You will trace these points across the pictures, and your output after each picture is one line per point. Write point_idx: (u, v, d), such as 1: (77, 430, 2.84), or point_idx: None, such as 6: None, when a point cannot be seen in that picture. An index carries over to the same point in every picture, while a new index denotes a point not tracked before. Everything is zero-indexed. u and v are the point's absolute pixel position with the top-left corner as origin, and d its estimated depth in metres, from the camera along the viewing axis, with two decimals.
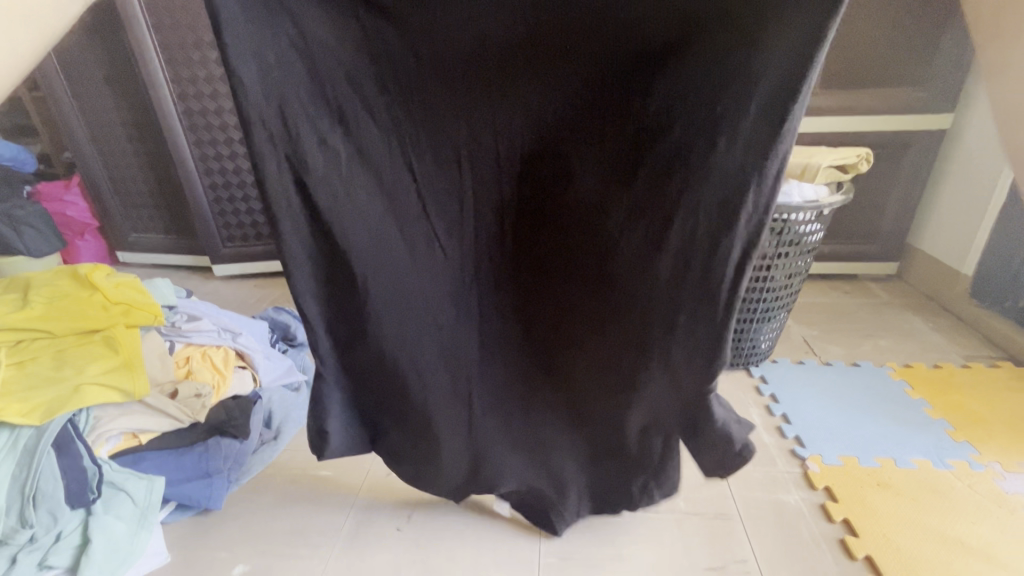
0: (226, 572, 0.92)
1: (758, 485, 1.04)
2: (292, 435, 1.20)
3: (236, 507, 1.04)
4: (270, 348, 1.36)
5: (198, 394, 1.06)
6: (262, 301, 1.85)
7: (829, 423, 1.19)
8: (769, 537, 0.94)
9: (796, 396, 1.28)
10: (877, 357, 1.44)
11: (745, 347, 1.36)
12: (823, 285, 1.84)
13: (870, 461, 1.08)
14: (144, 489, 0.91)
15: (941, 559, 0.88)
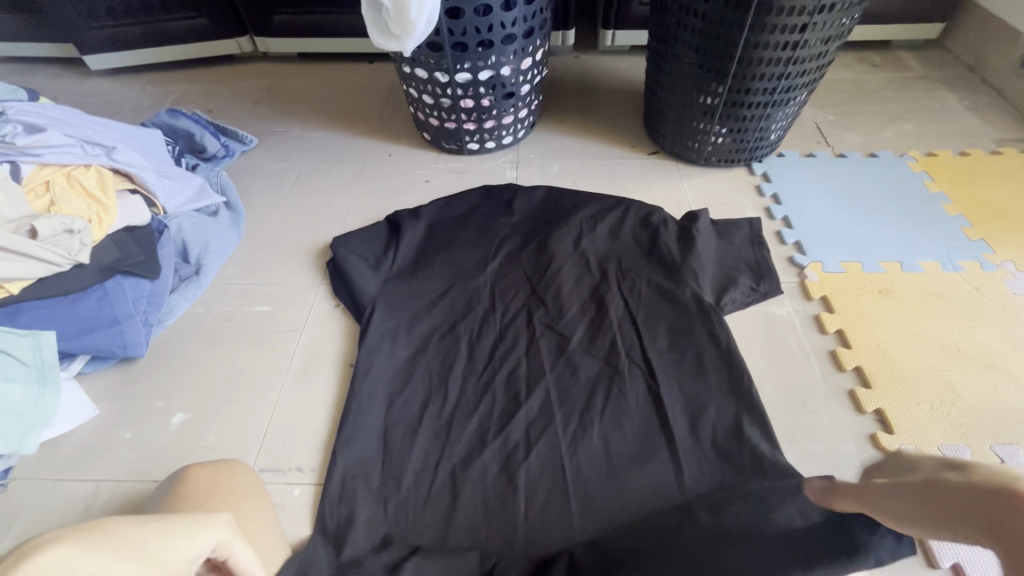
0: (162, 420, 0.83)
1: (749, 298, 0.94)
2: (217, 268, 1.02)
3: (163, 353, 0.91)
4: (168, 163, 1.09)
5: (69, 232, 0.83)
6: (158, 102, 1.47)
7: (834, 224, 1.05)
8: (756, 353, 0.86)
9: (804, 196, 1.11)
10: (898, 145, 1.24)
11: (751, 140, 1.13)
12: (848, 59, 1.52)
13: (874, 267, 0.97)
14: (31, 346, 0.77)
15: (931, 366, 0.83)
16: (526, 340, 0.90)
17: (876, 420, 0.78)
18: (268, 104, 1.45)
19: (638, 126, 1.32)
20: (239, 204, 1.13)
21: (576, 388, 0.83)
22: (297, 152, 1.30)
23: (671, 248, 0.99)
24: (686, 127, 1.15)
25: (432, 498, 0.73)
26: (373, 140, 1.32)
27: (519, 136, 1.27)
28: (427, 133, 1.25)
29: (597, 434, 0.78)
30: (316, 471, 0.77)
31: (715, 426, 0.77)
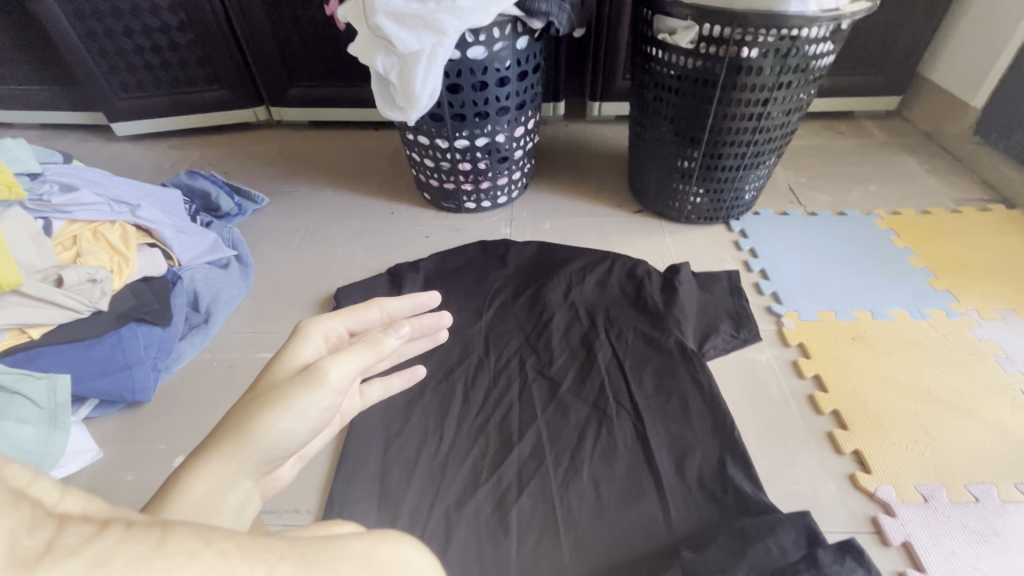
0: (165, 463, 0.85)
1: (731, 345, 0.99)
2: (224, 317, 1.08)
3: (170, 398, 0.94)
4: (185, 220, 1.17)
5: (92, 280, 0.90)
6: (178, 165, 1.58)
7: (807, 276, 1.12)
8: (737, 397, 0.91)
9: (778, 250, 1.19)
10: (865, 204, 1.34)
11: (728, 199, 1.23)
12: (815, 128, 1.66)
13: (847, 315, 1.03)
14: (44, 389, 0.81)
15: (905, 409, 0.87)
16: (518, 384, 0.94)
17: (855, 460, 0.81)
18: (280, 166, 1.56)
19: (623, 187, 1.42)
20: (249, 257, 1.20)
21: (569, 429, 0.87)
22: (306, 210, 1.39)
23: (655, 297, 1.06)
24: (667, 187, 1.24)
25: (427, 540, 0.74)
26: (377, 199, 1.41)
27: (513, 195, 1.36)
28: (427, 193, 1.35)
29: (587, 474, 0.81)
30: (312, 513, 0.79)
31: (700, 467, 0.80)
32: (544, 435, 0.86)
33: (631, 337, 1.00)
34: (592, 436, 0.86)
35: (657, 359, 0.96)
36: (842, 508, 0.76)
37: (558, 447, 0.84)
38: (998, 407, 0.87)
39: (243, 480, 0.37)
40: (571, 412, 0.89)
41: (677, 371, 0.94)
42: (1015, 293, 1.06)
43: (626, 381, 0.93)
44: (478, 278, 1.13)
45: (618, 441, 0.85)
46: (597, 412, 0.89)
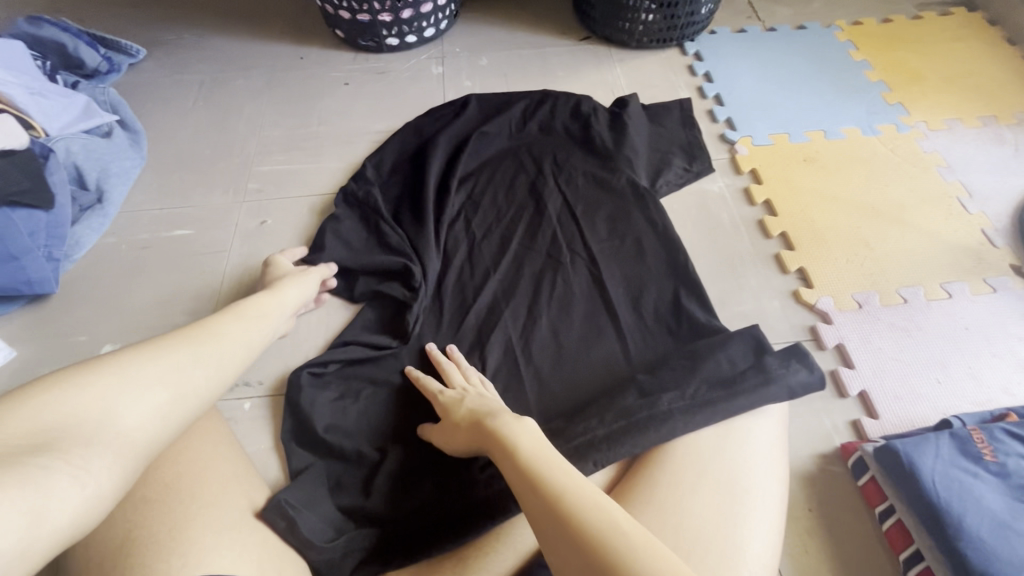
0: (93, 354, 0.79)
1: (684, 177, 0.95)
2: (122, 194, 0.94)
3: (80, 286, 0.85)
4: (39, 79, 0.96)
5: None
6: (16, 12, 1.25)
7: (763, 100, 1.05)
8: (690, 230, 0.89)
9: (734, 73, 1.10)
10: (826, 15, 1.23)
11: (682, 14, 1.10)
12: None
13: (800, 138, 0.99)
14: None
15: (849, 226, 0.88)
16: (466, 245, 0.88)
17: (799, 277, 0.84)
18: (150, 8, 1.27)
19: (567, 10, 1.24)
20: (136, 122, 1.01)
21: (525, 283, 0.84)
22: (195, 62, 1.16)
23: (604, 136, 0.97)
24: (616, 5, 1.10)
25: (392, 402, 0.73)
26: (280, 42, 1.19)
27: (442, 28, 1.17)
28: (339, 30, 1.14)
29: (545, 323, 0.80)
30: (266, 384, 0.77)
31: (656, 302, 0.80)
32: (500, 292, 0.83)
33: (581, 182, 0.93)
34: (548, 287, 0.83)
35: (609, 201, 0.91)
36: (784, 323, 0.79)
37: (512, 302, 0.82)
38: (933, 216, 0.89)
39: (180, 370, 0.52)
40: (525, 266, 0.86)
41: (630, 212, 0.89)
42: (964, 101, 1.04)
43: (579, 228, 0.89)
44: (407, 130, 1.00)
45: (575, 288, 0.83)
46: (552, 263, 0.86)
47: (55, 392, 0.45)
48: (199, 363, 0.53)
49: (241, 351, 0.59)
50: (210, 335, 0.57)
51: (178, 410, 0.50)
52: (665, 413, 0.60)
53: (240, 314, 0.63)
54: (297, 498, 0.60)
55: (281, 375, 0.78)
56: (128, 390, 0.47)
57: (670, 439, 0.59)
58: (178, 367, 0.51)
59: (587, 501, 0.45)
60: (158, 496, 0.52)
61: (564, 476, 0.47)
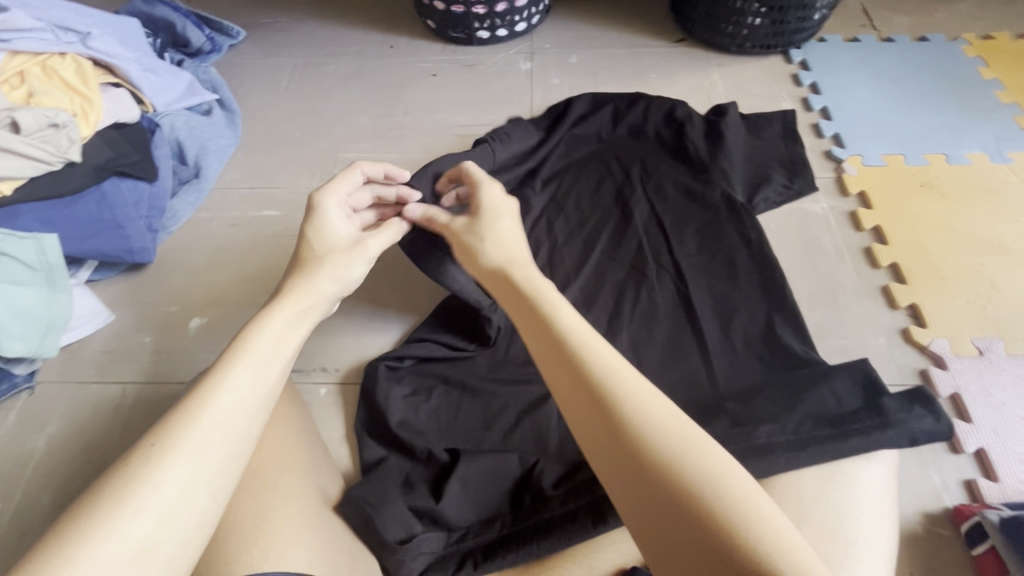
0: (182, 325, 0.82)
1: (784, 194, 0.89)
2: (216, 171, 0.97)
3: (174, 258, 0.88)
4: (151, 56, 1.00)
5: (55, 126, 0.78)
6: None
7: (877, 116, 0.97)
8: (787, 252, 0.83)
9: (844, 86, 1.02)
10: (953, 26, 1.12)
11: (792, 20, 1.02)
12: None
13: (917, 160, 0.91)
14: (32, 249, 0.74)
15: (971, 262, 0.80)
16: (547, 249, 0.86)
17: (909, 314, 0.76)
18: None
19: (663, 10, 1.19)
20: (233, 102, 1.04)
21: (606, 294, 0.81)
22: (290, 46, 1.18)
23: (698, 144, 0.91)
24: (720, 7, 1.04)
25: (467, 407, 0.72)
26: (371, 30, 1.20)
27: (533, 23, 1.15)
28: (431, 20, 1.14)
29: (626, 338, 0.76)
30: (340, 371, 0.78)
31: (747, 327, 0.75)
32: (579, 300, 0.81)
33: (671, 192, 0.89)
34: (631, 301, 0.80)
35: (700, 215, 0.86)
36: (890, 363, 0.73)
37: (591, 312, 0.79)
38: None
39: (214, 451, 0.41)
40: (607, 276, 0.83)
41: (723, 229, 0.84)
42: None
43: (666, 241, 0.85)
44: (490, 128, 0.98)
45: (659, 304, 0.79)
46: (636, 275, 0.82)
47: (57, 551, 0.36)
48: (199, 467, 0.40)
49: (246, 418, 0.44)
50: (231, 389, 0.44)
51: (212, 500, 0.41)
52: (764, 447, 0.55)
53: (238, 356, 0.46)
54: (374, 495, 0.62)
55: (356, 363, 0.79)
56: (134, 527, 0.37)
57: (769, 477, 0.54)
58: (173, 478, 0.39)
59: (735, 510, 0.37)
60: (247, 480, 0.53)
61: (702, 470, 0.39)
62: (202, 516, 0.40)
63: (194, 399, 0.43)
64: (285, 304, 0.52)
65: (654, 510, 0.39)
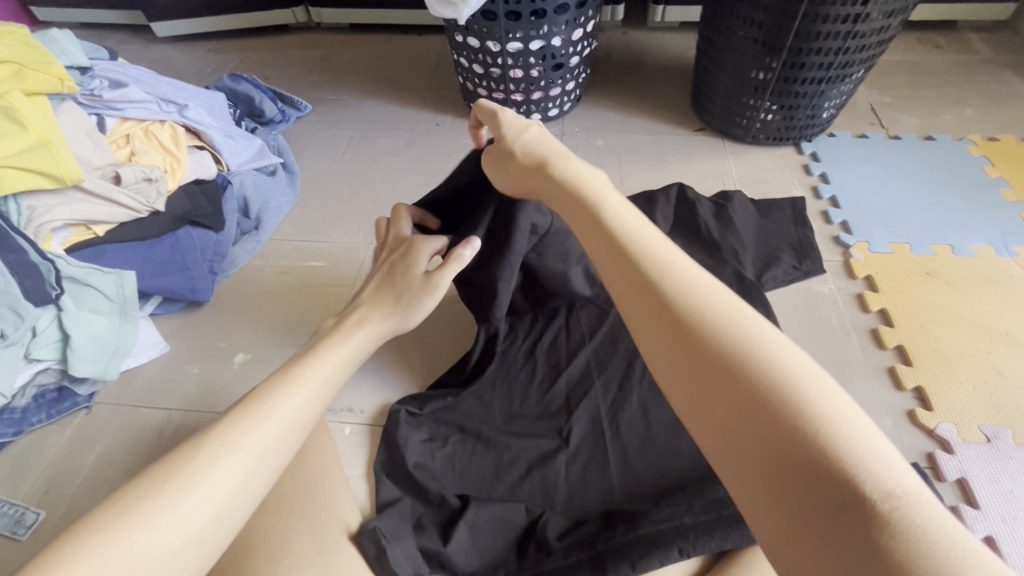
0: (228, 359, 0.90)
1: (793, 274, 0.94)
2: (274, 225, 1.08)
3: (228, 298, 0.98)
4: (231, 124, 1.16)
5: (148, 180, 0.92)
6: (219, 68, 1.53)
7: (883, 207, 1.03)
8: (794, 328, 0.87)
9: (853, 178, 1.09)
10: (958, 128, 1.20)
11: (803, 116, 1.12)
12: (909, 40, 1.47)
13: (924, 250, 0.96)
14: (114, 283, 0.84)
15: (977, 350, 0.82)
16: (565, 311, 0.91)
17: (915, 397, 0.78)
18: (320, 73, 1.50)
19: (684, 103, 1.31)
20: (295, 166, 1.18)
21: (621, 358, 0.85)
22: (349, 120, 1.34)
23: (710, 224, 0.96)
24: (735, 104, 1.14)
25: (480, 456, 0.76)
26: (420, 110, 1.35)
27: (565, 109, 1.28)
28: (474, 104, 1.28)
29: (636, 401, 0.80)
30: (366, 414, 0.84)
31: None
32: (593, 361, 0.85)
33: None
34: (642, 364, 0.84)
35: None
36: (896, 443, 0.74)
37: (603, 373, 0.84)
38: None
39: (242, 475, 0.41)
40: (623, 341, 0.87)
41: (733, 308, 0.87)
42: None
43: None
44: None
45: None
46: None
47: (112, 527, 0.37)
48: (255, 467, 0.42)
49: (297, 430, 0.47)
50: (269, 414, 0.45)
51: (226, 524, 0.40)
52: None
53: (305, 373, 0.50)
54: (387, 529, 0.64)
55: (379, 407, 0.84)
56: (185, 515, 0.38)
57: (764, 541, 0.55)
58: (228, 472, 0.41)
59: (855, 470, 0.31)
60: (276, 503, 0.58)
61: (819, 422, 0.33)
62: (240, 514, 0.41)
63: (259, 404, 0.46)
64: (355, 330, 0.59)
65: (755, 444, 0.34)
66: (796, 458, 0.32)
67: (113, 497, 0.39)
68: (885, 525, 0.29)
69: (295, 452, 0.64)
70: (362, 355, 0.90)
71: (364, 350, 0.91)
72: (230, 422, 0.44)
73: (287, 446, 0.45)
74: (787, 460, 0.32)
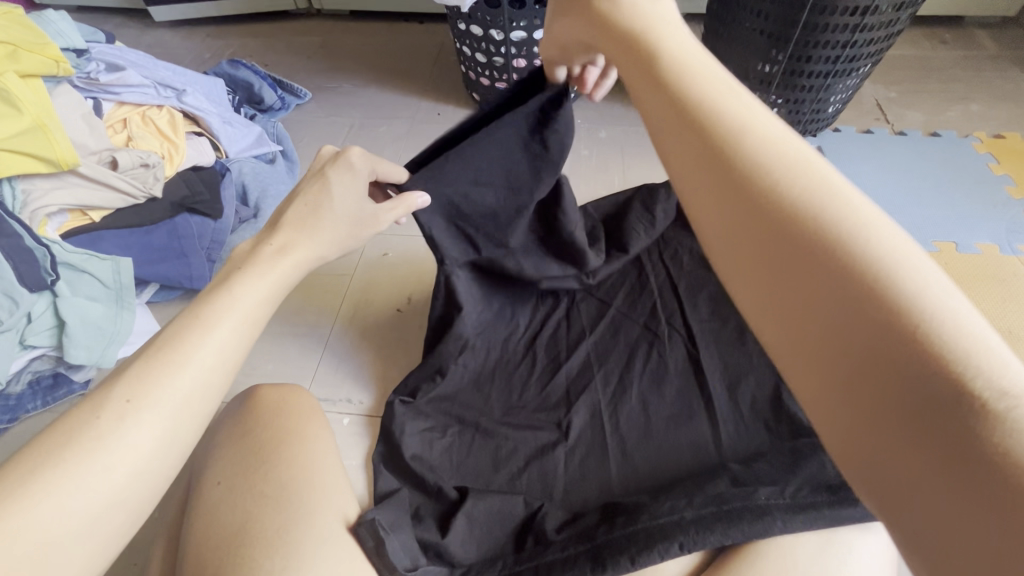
0: None
1: None
2: (273, 212, 1.06)
3: None
4: (230, 111, 1.15)
5: (145, 165, 0.90)
6: (217, 54, 1.51)
7: (887, 203, 1.03)
8: None
9: (858, 173, 1.09)
10: (964, 125, 1.19)
11: (807, 110, 1.11)
12: (915, 35, 1.45)
13: (928, 247, 0.95)
14: (110, 270, 0.84)
15: None
16: (566, 304, 0.91)
17: None
18: (320, 60, 1.48)
19: None
20: (294, 153, 1.15)
21: (622, 353, 0.85)
22: (349, 108, 1.33)
23: None
24: None
25: (478, 448, 0.76)
26: (422, 99, 1.34)
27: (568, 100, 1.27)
28: (477, 93, 1.27)
29: (636, 396, 0.79)
30: (365, 405, 0.83)
31: (755, 393, 0.76)
32: (593, 354, 0.85)
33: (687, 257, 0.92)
34: (642, 359, 0.83)
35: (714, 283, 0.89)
36: None
37: (602, 367, 0.83)
38: None
39: (156, 433, 0.37)
40: (624, 335, 0.86)
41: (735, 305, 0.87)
42: None
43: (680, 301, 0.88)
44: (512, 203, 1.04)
45: (669, 362, 0.82)
46: (651, 334, 0.85)
47: (14, 487, 0.33)
48: (176, 421, 0.38)
49: (223, 377, 0.41)
50: (181, 365, 0.40)
51: (146, 488, 0.37)
52: (762, 506, 0.56)
53: (220, 312, 0.43)
54: (385, 520, 0.62)
55: (379, 398, 0.84)
56: (102, 474, 0.35)
57: (765, 535, 0.54)
58: (144, 430, 0.37)
59: (961, 365, 0.24)
60: (275, 493, 0.57)
61: (918, 308, 0.26)
62: (164, 473, 0.38)
63: (170, 347, 0.40)
64: (273, 261, 0.48)
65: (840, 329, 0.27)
66: (891, 344, 0.25)
67: (21, 452, 0.36)
68: (995, 427, 0.23)
69: (292, 442, 0.63)
70: (361, 346, 0.90)
71: (364, 341, 0.90)
72: (136, 373, 0.39)
73: (207, 398, 0.40)
74: (886, 350, 0.25)
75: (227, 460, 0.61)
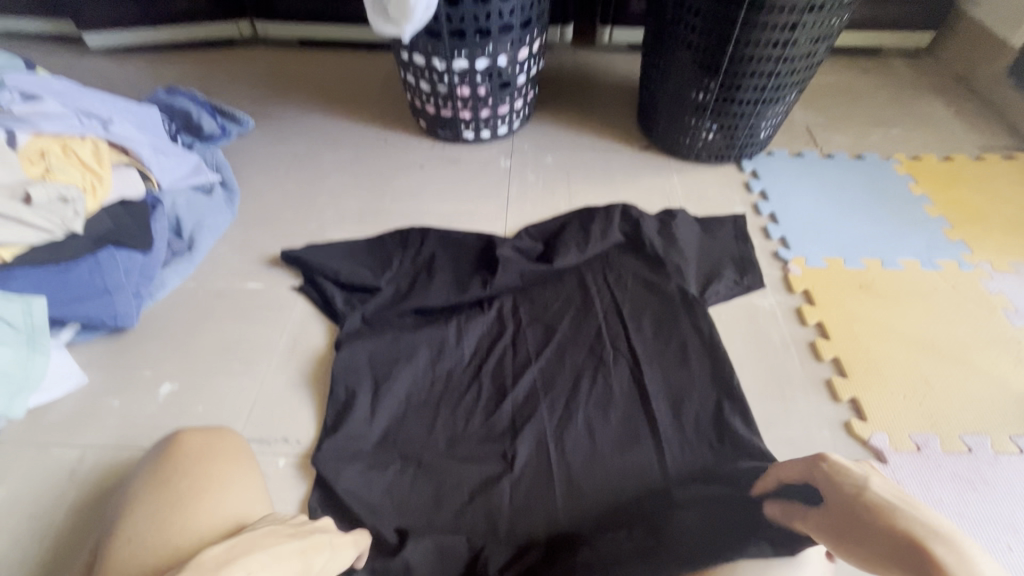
0: (151, 389, 0.84)
1: (736, 289, 0.95)
2: (209, 243, 1.04)
3: (154, 324, 0.92)
4: (163, 139, 1.10)
5: (64, 199, 0.84)
6: (155, 81, 1.47)
7: (818, 222, 1.07)
8: (736, 342, 0.89)
9: (790, 194, 1.13)
10: (886, 147, 1.27)
11: (741, 135, 1.15)
12: (839, 64, 1.55)
13: (857, 264, 1.00)
14: (19, 310, 0.77)
15: (907, 360, 0.85)
16: (512, 330, 0.90)
17: (851, 408, 0.80)
18: (264, 88, 1.46)
19: (630, 121, 1.34)
20: (234, 183, 1.14)
21: (568, 377, 0.84)
22: (292, 135, 1.30)
23: (654, 241, 0.98)
24: (678, 123, 1.17)
25: (421, 485, 0.73)
26: (368, 126, 1.33)
27: (514, 127, 1.28)
28: (423, 120, 1.27)
29: (582, 421, 0.79)
30: (301, 445, 0.79)
31: (698, 414, 0.78)
32: (540, 379, 0.84)
33: (628, 279, 0.95)
34: (589, 382, 0.83)
35: (654, 304, 0.92)
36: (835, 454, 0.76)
37: (550, 393, 0.82)
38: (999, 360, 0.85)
39: None
40: (569, 360, 0.86)
41: (676, 324, 0.89)
42: None
43: (623, 324, 0.90)
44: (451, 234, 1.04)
45: (615, 385, 0.83)
46: (596, 359, 0.86)
47: None
48: None
49: None
50: None
51: None
52: (699, 534, 0.56)
53: None
54: None
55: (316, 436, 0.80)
56: None
57: None
58: None
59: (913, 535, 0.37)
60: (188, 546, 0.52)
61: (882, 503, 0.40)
62: None
63: None
64: None
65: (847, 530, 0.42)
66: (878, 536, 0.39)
67: None
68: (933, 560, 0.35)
69: (212, 490, 0.59)
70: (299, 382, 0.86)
71: (301, 376, 0.86)
72: None
73: None
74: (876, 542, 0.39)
75: (139, 511, 0.56)
